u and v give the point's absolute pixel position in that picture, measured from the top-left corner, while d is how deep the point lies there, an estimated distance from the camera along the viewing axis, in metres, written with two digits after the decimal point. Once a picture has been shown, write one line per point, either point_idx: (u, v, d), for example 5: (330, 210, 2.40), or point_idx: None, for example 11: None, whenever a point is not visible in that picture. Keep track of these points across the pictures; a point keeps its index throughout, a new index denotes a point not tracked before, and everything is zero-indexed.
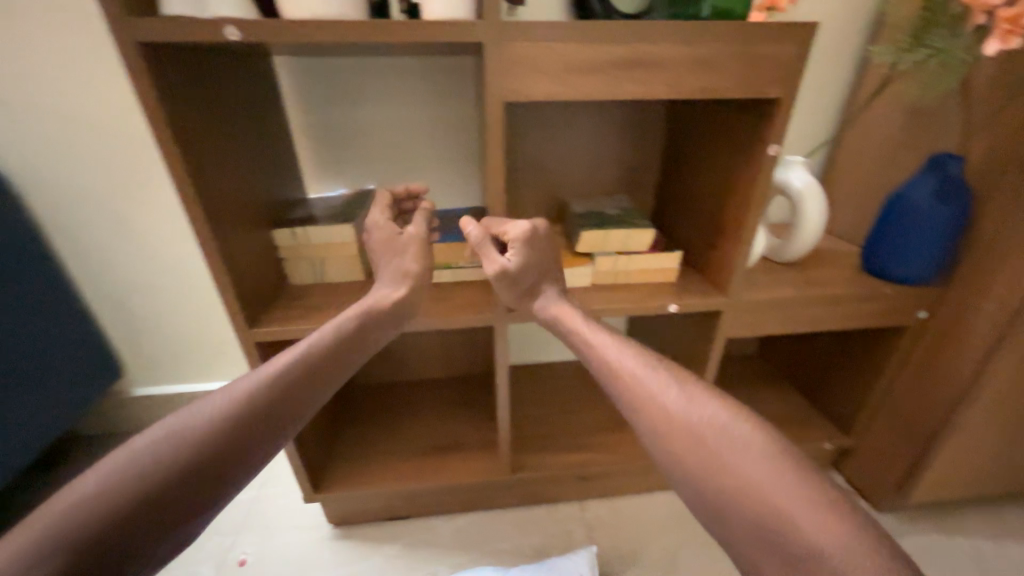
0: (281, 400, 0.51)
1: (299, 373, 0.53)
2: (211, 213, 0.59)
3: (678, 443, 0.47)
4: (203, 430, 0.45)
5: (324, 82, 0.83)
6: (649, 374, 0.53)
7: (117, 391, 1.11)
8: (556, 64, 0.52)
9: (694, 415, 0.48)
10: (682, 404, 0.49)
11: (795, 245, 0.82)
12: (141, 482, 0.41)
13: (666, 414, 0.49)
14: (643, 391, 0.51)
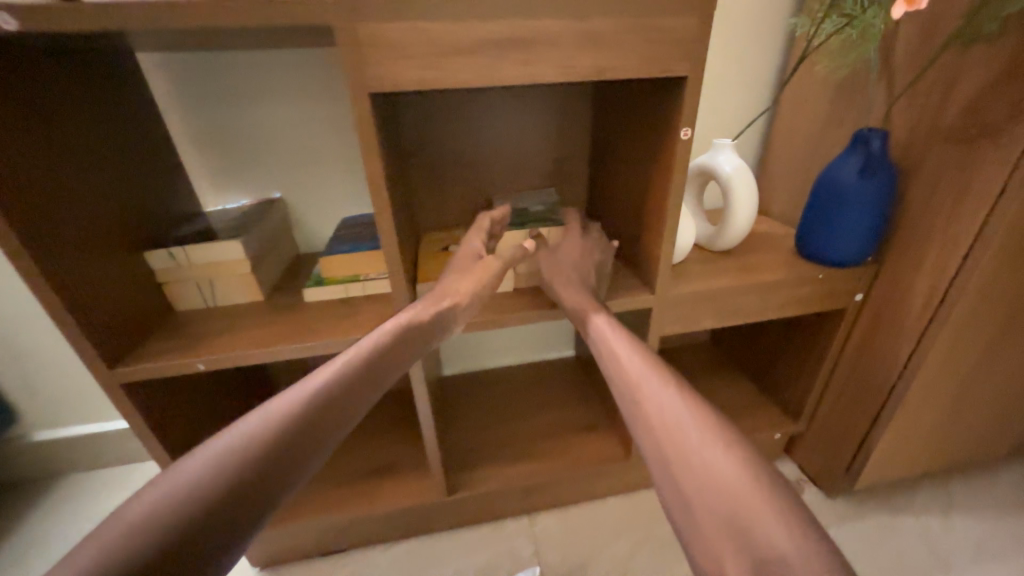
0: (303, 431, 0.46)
1: (322, 400, 0.48)
2: (37, 240, 0.50)
3: (666, 438, 0.44)
4: (217, 473, 0.41)
5: (205, 81, 0.74)
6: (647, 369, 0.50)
7: (11, 438, 1.00)
8: (423, 47, 0.46)
9: (687, 411, 0.45)
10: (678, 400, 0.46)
11: (727, 232, 0.78)
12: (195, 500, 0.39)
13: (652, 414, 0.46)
14: (640, 389, 0.49)
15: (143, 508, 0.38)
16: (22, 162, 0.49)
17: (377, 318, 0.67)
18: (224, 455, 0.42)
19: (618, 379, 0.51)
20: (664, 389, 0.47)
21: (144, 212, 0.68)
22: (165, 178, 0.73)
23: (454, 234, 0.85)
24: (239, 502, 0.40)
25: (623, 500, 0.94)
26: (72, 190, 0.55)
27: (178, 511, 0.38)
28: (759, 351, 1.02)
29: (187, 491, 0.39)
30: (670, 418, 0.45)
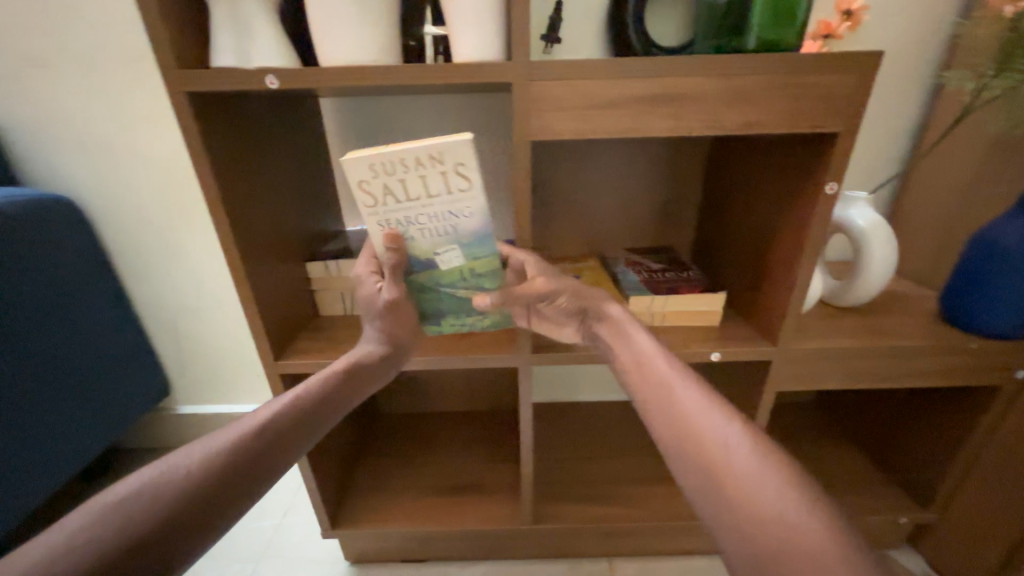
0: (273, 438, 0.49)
1: (285, 419, 0.51)
2: (244, 249, 0.61)
3: (719, 476, 0.41)
4: (159, 493, 0.41)
5: (365, 121, 0.86)
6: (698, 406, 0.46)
7: (162, 408, 1.17)
8: (583, 102, 0.50)
9: (741, 453, 0.41)
10: (732, 441, 0.43)
11: (858, 290, 0.74)
12: (162, 495, 0.41)
13: (707, 448, 0.42)
14: (686, 422, 0.45)
15: (110, 502, 0.40)
16: (243, 183, 0.61)
17: (494, 340, 0.71)
18: (210, 453, 0.45)
19: (662, 419, 0.47)
20: (723, 431, 0.43)
21: (307, 228, 0.79)
22: (323, 199, 0.85)
23: (559, 266, 0.89)
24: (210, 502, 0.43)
25: (710, 564, 0.88)
26: (267, 206, 0.66)
27: (140, 509, 0.40)
28: (881, 422, 0.93)
29: (153, 490, 0.42)
30: (726, 466, 0.41)
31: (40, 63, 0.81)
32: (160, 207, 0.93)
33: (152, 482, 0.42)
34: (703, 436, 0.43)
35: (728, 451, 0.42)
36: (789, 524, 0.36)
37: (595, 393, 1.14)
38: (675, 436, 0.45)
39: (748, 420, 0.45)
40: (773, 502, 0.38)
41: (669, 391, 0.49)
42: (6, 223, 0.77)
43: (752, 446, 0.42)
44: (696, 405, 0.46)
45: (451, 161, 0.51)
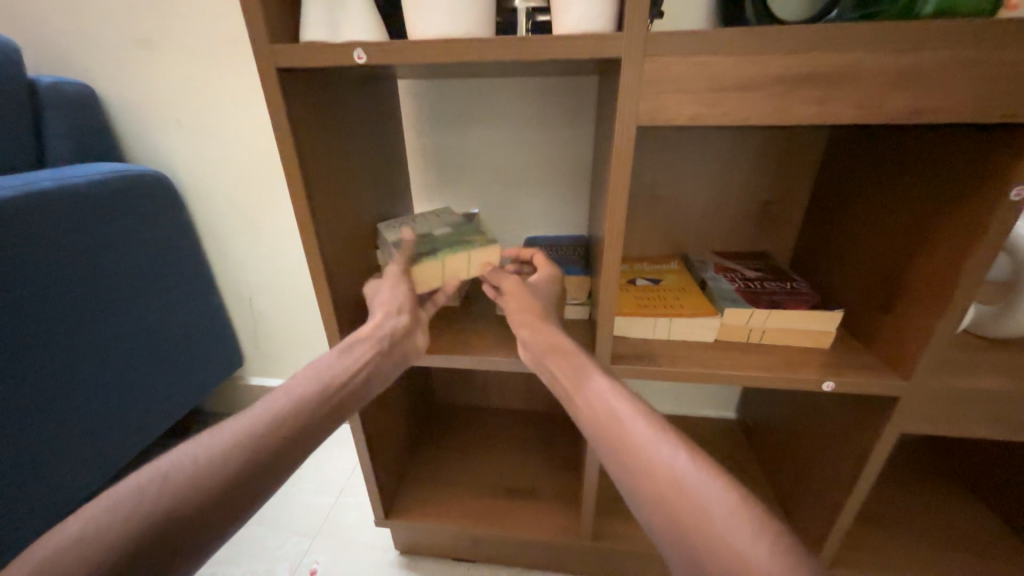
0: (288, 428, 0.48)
1: (293, 411, 0.49)
2: (322, 231, 0.60)
3: (684, 514, 0.38)
4: (156, 492, 0.39)
5: (444, 105, 0.83)
6: (654, 440, 0.44)
7: (236, 377, 1.24)
8: (706, 81, 0.43)
9: (704, 485, 0.39)
10: (692, 473, 0.40)
11: (1019, 321, 0.60)
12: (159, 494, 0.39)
13: (652, 474, 0.41)
14: (631, 448, 0.44)
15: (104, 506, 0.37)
16: (323, 165, 0.59)
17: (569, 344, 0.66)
18: (222, 445, 0.44)
19: (620, 457, 0.44)
20: (682, 462, 0.41)
21: (381, 214, 0.78)
22: (396, 185, 0.83)
23: (637, 267, 0.81)
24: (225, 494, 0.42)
25: None
26: (344, 190, 0.65)
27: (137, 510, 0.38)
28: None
29: (148, 489, 0.39)
30: (686, 503, 0.38)
31: (148, 44, 0.85)
32: (244, 187, 0.96)
33: (146, 482, 0.40)
34: (649, 462, 0.42)
35: (673, 474, 0.40)
36: (735, 548, 0.35)
37: (660, 406, 1.06)
38: (620, 465, 0.44)
39: (693, 442, 0.43)
40: (720, 528, 0.36)
41: (617, 416, 0.47)
42: (112, 196, 0.83)
43: (698, 469, 0.40)
44: (653, 437, 0.44)
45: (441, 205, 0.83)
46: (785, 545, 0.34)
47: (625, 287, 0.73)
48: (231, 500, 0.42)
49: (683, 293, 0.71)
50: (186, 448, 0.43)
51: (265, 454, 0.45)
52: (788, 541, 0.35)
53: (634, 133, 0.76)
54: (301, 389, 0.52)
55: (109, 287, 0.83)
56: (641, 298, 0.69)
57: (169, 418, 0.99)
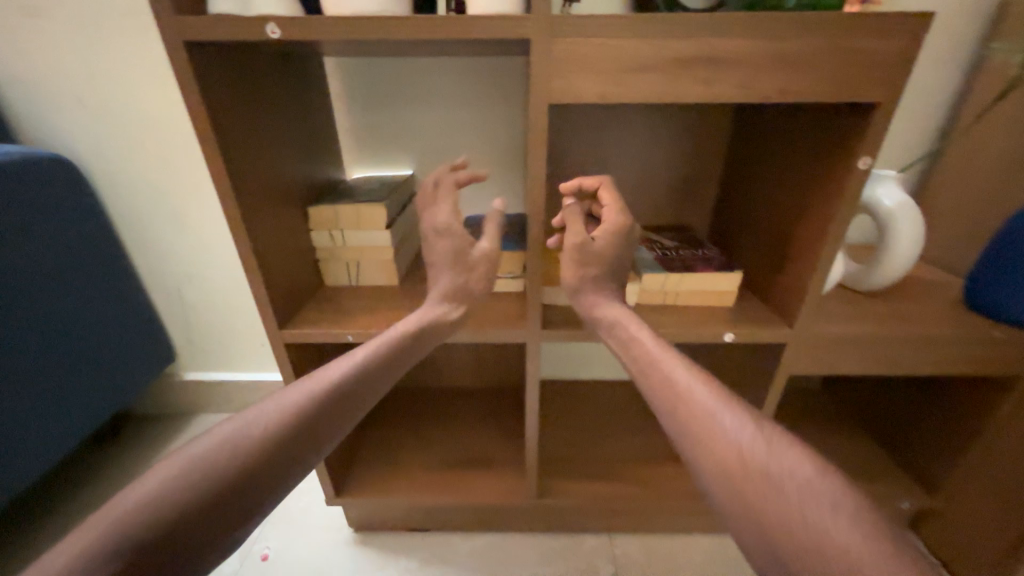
0: (318, 410, 0.52)
1: (332, 393, 0.53)
2: (247, 211, 0.59)
3: (748, 478, 0.41)
4: (207, 466, 0.44)
5: (373, 82, 0.82)
6: (715, 410, 0.46)
7: (168, 374, 1.18)
8: (610, 62, 0.47)
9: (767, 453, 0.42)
10: (755, 442, 0.43)
11: (876, 274, 0.71)
12: (211, 470, 0.44)
13: (717, 442, 0.44)
14: (693, 417, 0.46)
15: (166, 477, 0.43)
16: (244, 145, 0.58)
17: (502, 315, 0.70)
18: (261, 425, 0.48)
19: (683, 422, 0.47)
20: (745, 429, 0.44)
21: (313, 194, 0.77)
22: (328, 165, 0.82)
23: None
24: (265, 470, 0.47)
25: (710, 543, 0.89)
26: (270, 170, 0.64)
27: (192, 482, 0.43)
28: (892, 410, 0.91)
29: (200, 464, 0.44)
30: (752, 466, 0.41)
31: (34, 13, 0.77)
32: (161, 170, 0.91)
33: (198, 457, 0.45)
34: (713, 431, 0.45)
35: (737, 442, 0.43)
36: (797, 503, 0.39)
37: (599, 372, 1.14)
38: (680, 430, 0.47)
39: (754, 412, 0.46)
40: (789, 488, 0.40)
41: (678, 386, 0.49)
42: (3, 184, 0.75)
43: (762, 438, 0.43)
44: (717, 405, 0.47)
45: (395, 167, 0.90)
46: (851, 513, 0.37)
47: None
48: (269, 477, 0.47)
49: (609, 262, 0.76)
50: (233, 427, 0.48)
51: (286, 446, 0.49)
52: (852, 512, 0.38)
53: (563, 111, 0.80)
54: (338, 371, 0.55)
55: (10, 284, 0.77)
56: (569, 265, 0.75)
57: (92, 422, 0.93)
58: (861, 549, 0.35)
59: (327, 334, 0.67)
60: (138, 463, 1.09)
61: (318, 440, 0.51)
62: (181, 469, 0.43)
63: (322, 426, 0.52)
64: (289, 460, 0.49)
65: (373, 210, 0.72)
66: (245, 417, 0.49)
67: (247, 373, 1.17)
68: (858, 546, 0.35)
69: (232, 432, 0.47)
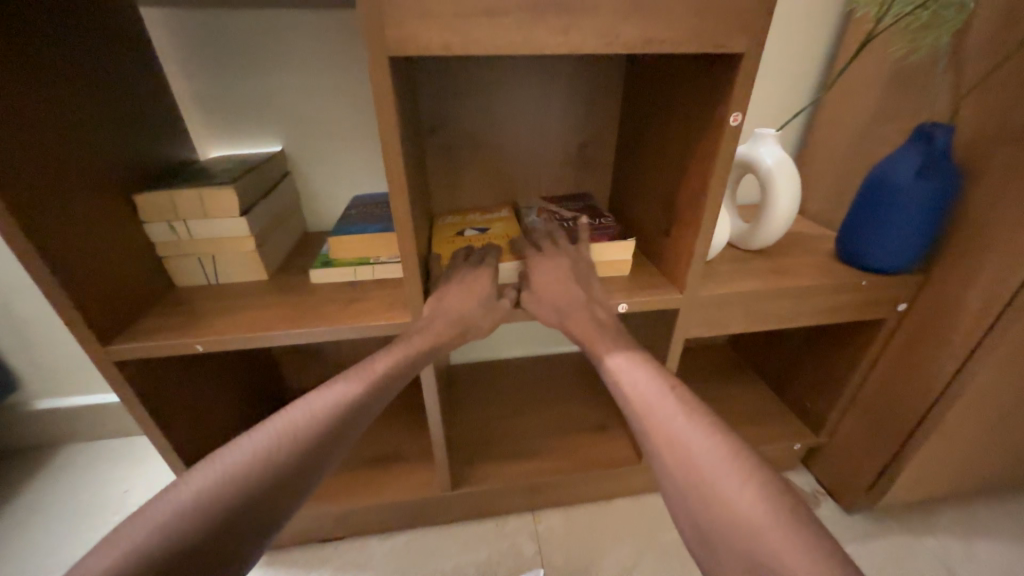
0: (324, 439, 0.46)
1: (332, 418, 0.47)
2: (23, 202, 0.47)
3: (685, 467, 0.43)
4: (191, 514, 0.38)
5: (213, 40, 0.69)
6: (657, 404, 0.48)
7: (12, 406, 0.99)
8: (449, 6, 0.41)
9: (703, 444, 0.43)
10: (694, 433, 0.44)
11: (762, 233, 0.73)
12: (197, 517, 0.38)
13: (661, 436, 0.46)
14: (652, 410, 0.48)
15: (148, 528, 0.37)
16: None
17: (386, 304, 0.63)
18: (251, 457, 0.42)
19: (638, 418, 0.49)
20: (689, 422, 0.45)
21: (144, 179, 0.64)
22: (166, 143, 0.69)
23: (469, 218, 0.80)
24: (233, 539, 0.39)
25: (629, 504, 0.91)
26: (56, 152, 0.51)
27: (177, 532, 0.37)
28: (783, 360, 0.97)
29: (185, 511, 0.38)
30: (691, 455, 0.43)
31: None
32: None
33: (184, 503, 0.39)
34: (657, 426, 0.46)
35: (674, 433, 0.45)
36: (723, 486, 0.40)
37: (517, 350, 1.12)
38: (641, 424, 0.48)
39: (696, 404, 0.48)
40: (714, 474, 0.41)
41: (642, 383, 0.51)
42: None
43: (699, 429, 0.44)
44: (662, 400, 0.48)
45: (258, 143, 0.77)
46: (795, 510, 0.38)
47: (448, 238, 0.72)
48: (250, 538, 0.40)
49: (503, 236, 0.71)
50: (223, 459, 0.42)
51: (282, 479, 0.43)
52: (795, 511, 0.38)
53: (443, 72, 0.72)
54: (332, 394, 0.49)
55: None
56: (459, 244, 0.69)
57: None
58: (791, 544, 0.36)
59: (168, 346, 0.56)
60: None
61: (318, 474, 0.45)
62: (164, 517, 0.38)
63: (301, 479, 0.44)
64: (262, 522, 0.41)
65: (220, 194, 0.61)
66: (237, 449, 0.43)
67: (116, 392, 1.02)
68: (793, 545, 0.36)
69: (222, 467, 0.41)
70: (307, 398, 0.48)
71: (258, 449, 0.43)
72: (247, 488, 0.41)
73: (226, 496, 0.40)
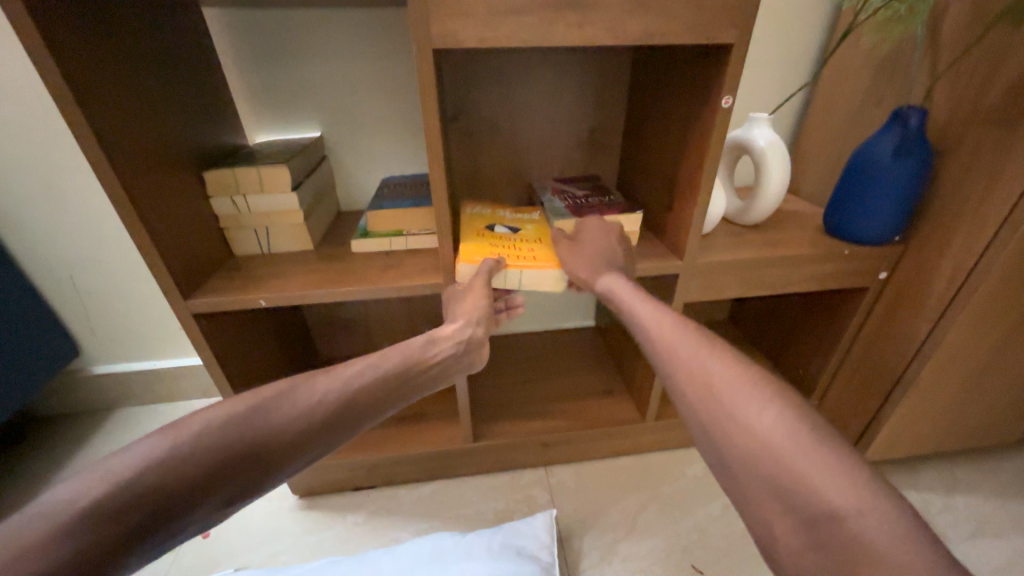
0: (336, 416, 0.49)
1: (346, 399, 0.51)
2: (125, 175, 0.56)
3: (726, 415, 0.42)
4: (207, 442, 0.41)
5: (264, 36, 0.77)
6: (695, 352, 0.48)
7: (74, 371, 1.10)
8: (483, 6, 0.49)
9: (741, 388, 0.43)
10: (733, 379, 0.44)
11: (755, 209, 0.80)
12: (210, 451, 0.41)
13: (697, 382, 0.45)
14: (681, 363, 0.48)
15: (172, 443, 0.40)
16: (103, 100, 0.54)
17: (419, 270, 0.72)
18: (270, 406, 0.46)
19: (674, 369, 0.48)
20: (727, 366, 0.45)
21: (209, 159, 0.73)
22: (223, 129, 0.78)
23: (501, 214, 0.83)
24: (234, 476, 0.42)
25: (634, 462, 1.00)
26: (145, 132, 0.60)
27: (192, 456, 0.40)
28: (779, 330, 1.04)
29: (202, 439, 0.41)
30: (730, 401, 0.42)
31: None
32: (9, 137, 0.83)
33: (207, 430, 0.42)
34: (693, 370, 0.47)
35: (712, 378, 0.45)
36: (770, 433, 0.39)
37: (531, 324, 1.20)
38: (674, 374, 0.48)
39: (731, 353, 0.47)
40: (758, 417, 0.40)
41: (673, 337, 0.51)
42: None
43: (735, 375, 0.44)
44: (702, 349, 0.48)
45: (302, 130, 0.86)
46: (849, 470, 0.36)
47: (480, 233, 0.75)
48: (247, 480, 0.43)
49: (532, 244, 0.72)
50: (249, 403, 0.45)
51: (288, 438, 0.46)
52: (841, 461, 0.36)
53: (466, 63, 0.80)
54: (355, 372, 0.53)
55: None
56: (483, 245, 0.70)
57: None
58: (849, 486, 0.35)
59: (233, 302, 0.65)
60: (53, 465, 1.03)
61: (328, 441, 0.49)
62: (190, 438, 0.41)
63: (306, 442, 0.47)
64: (261, 469, 0.44)
65: (276, 172, 0.70)
66: (263, 395, 0.46)
67: (166, 360, 1.13)
68: (841, 479, 0.35)
69: (245, 406, 0.45)
70: (336, 370, 0.52)
71: (277, 402, 0.47)
72: (254, 434, 0.44)
73: (237, 436, 0.43)
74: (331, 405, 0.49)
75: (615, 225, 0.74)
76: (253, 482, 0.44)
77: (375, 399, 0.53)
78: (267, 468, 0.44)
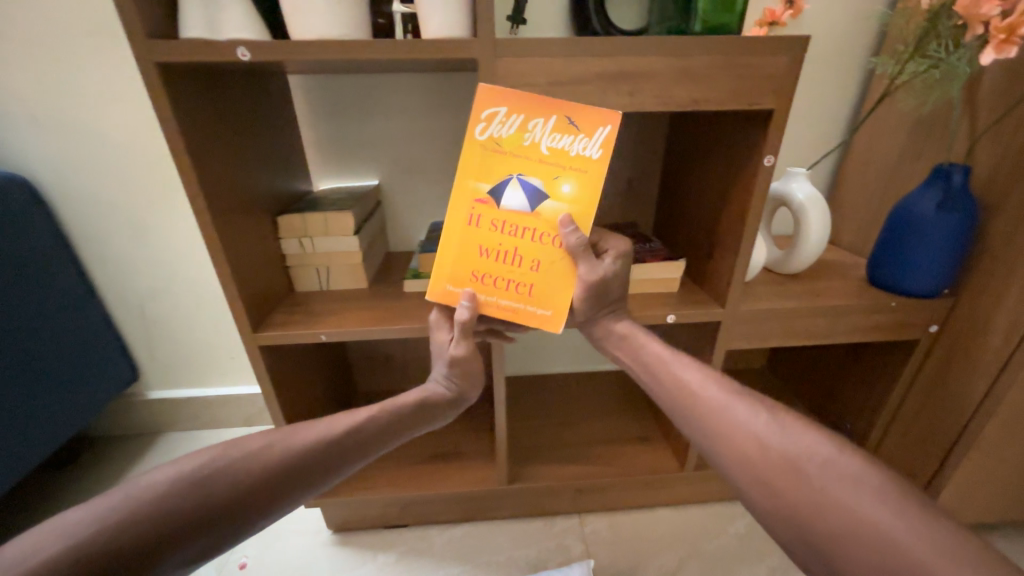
0: (316, 464, 0.54)
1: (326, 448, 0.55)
2: (218, 219, 0.63)
3: (774, 473, 0.43)
4: (209, 477, 0.47)
5: (336, 97, 0.87)
6: (729, 404, 0.50)
7: (131, 395, 1.16)
8: (544, 77, 0.55)
9: (784, 443, 0.44)
10: (775, 433, 0.45)
11: (796, 259, 0.81)
12: (209, 487, 0.46)
13: (736, 437, 0.47)
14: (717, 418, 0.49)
15: (180, 475, 0.45)
16: (208, 156, 0.62)
17: None
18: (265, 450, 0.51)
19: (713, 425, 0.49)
20: (763, 420, 0.47)
21: (281, 204, 0.80)
22: (295, 177, 0.86)
23: (532, 134, 0.56)
24: (225, 514, 0.46)
25: (673, 514, 0.96)
26: (236, 181, 0.67)
27: (195, 489, 0.45)
28: (824, 380, 1.01)
29: (207, 473, 0.47)
30: (778, 457, 0.43)
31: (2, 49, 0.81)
32: (109, 181, 0.93)
33: (212, 465, 0.48)
34: (732, 425, 0.48)
35: (753, 433, 0.46)
36: (836, 493, 0.39)
37: (566, 365, 1.21)
38: (715, 430, 0.49)
39: (768, 407, 0.49)
40: (818, 475, 0.41)
41: (701, 392, 0.53)
42: None
43: (779, 429, 0.45)
44: (734, 403, 0.49)
45: (362, 178, 0.94)
46: (923, 525, 0.36)
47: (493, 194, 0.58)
48: (237, 519, 0.47)
49: (543, 244, 0.58)
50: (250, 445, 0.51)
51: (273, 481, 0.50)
52: (911, 518, 0.36)
53: None
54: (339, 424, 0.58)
55: None
56: (483, 220, 0.59)
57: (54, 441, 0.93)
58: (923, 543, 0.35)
59: (296, 335, 0.70)
60: (102, 486, 1.07)
61: (307, 487, 0.53)
62: (197, 471, 0.46)
63: (287, 487, 0.51)
64: (248, 509, 0.48)
65: (342, 216, 0.76)
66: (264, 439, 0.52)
67: (215, 387, 1.18)
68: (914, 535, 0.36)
69: (246, 448, 0.50)
70: (326, 421, 0.58)
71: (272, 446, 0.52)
72: (249, 474, 0.49)
73: (235, 475, 0.48)
74: (314, 453, 0.54)
75: (656, 271, 0.77)
76: (240, 521, 0.47)
77: (351, 449, 0.58)
78: (252, 509, 0.48)
